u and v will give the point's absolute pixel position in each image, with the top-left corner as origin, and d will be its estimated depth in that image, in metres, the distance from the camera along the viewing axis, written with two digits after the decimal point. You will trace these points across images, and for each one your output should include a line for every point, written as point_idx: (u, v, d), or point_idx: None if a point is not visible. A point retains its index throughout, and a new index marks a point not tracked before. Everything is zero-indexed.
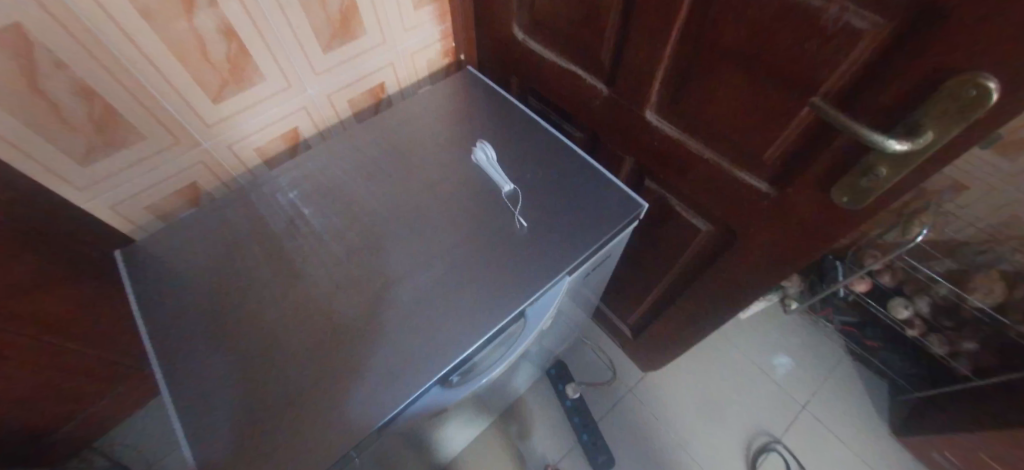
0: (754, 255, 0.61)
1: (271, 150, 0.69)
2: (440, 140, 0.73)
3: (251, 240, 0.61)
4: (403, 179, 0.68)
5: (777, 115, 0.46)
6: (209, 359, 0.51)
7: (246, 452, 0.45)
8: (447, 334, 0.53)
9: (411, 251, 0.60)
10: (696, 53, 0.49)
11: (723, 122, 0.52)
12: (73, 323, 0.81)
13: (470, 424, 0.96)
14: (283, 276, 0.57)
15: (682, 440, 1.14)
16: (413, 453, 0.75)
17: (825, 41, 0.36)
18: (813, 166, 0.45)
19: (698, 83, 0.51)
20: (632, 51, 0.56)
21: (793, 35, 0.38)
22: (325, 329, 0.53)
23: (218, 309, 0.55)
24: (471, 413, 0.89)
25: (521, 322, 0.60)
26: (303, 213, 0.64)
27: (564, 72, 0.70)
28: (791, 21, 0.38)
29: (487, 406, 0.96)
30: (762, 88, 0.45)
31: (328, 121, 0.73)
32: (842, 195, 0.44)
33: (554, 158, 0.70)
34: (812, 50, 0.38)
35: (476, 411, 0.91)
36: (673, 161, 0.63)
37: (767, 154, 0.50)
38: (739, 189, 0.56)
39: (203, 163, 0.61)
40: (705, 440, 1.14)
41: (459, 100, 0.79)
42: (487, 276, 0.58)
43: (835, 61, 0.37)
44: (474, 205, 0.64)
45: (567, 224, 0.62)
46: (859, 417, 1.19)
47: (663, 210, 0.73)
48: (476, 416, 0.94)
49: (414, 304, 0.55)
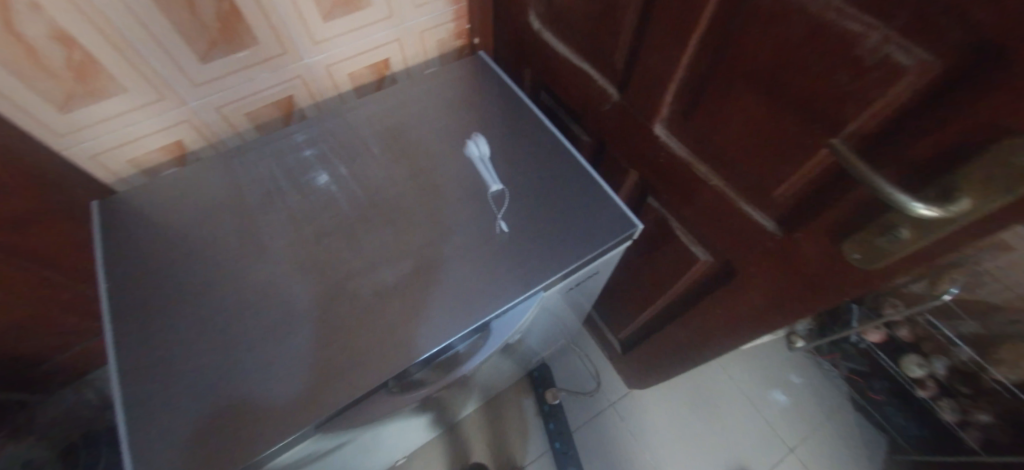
0: (752, 295, 0.55)
1: (262, 116, 0.67)
2: (436, 127, 0.69)
3: (226, 207, 0.59)
4: (391, 163, 0.65)
5: (796, 149, 0.40)
6: (162, 325, 0.49)
7: (180, 430, 0.43)
8: (405, 337, 0.50)
9: (384, 243, 0.57)
10: (714, 66, 0.43)
11: (734, 149, 0.47)
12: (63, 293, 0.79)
13: (441, 417, 0.95)
14: (252, 250, 0.56)
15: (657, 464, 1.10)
16: (378, 445, 0.74)
17: (858, 74, 0.31)
18: (829, 212, 0.40)
19: (712, 101, 0.46)
20: (647, 55, 0.50)
21: (823, 62, 0.33)
22: (282, 312, 0.51)
23: (180, 275, 0.53)
24: (443, 407, 0.87)
25: (484, 334, 0.56)
26: (284, 187, 0.62)
27: (576, 70, 0.64)
28: (822, 45, 0.32)
29: (461, 402, 0.94)
30: (781, 118, 0.40)
31: (325, 93, 0.71)
32: (856, 251, 0.39)
33: (553, 161, 0.66)
34: (841, 82, 0.32)
35: (448, 405, 0.89)
36: (679, 182, 0.57)
37: (780, 191, 0.44)
38: (744, 223, 0.51)
39: (188, 122, 0.60)
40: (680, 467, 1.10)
41: (464, 86, 0.74)
42: (458, 279, 0.54)
43: (866, 99, 0.31)
44: (459, 202, 0.61)
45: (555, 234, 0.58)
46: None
47: (664, 232, 0.68)
48: (448, 410, 0.93)
49: (376, 300, 0.52)
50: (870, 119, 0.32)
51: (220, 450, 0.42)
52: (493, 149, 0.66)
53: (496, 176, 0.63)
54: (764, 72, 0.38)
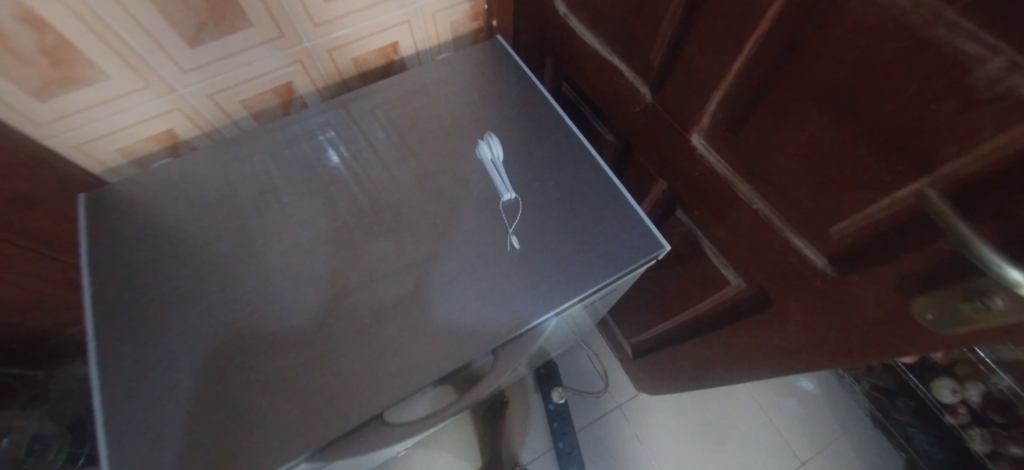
0: (789, 332, 0.50)
1: (260, 104, 0.62)
2: (445, 122, 0.62)
3: (220, 205, 0.56)
4: (395, 161, 0.59)
5: (868, 183, 0.33)
6: (149, 334, 0.47)
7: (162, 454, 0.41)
8: (403, 363, 0.46)
9: (384, 254, 0.52)
10: (774, 75, 0.36)
11: (786, 173, 0.40)
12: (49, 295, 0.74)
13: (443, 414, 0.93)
14: (244, 256, 0.52)
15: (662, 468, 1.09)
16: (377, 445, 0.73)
17: (966, 108, 0.24)
18: (901, 260, 0.34)
19: (765, 117, 0.39)
20: (693, 55, 0.43)
21: (921, 87, 0.26)
22: (272, 328, 0.47)
23: (169, 280, 0.50)
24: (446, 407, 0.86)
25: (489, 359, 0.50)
26: (280, 186, 0.57)
27: (604, 64, 0.57)
28: (921, 67, 0.25)
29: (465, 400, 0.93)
30: (853, 145, 0.33)
31: (327, 79, 0.65)
32: (928, 310, 0.33)
33: (573, 166, 0.59)
34: (943, 115, 0.26)
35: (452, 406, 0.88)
36: (715, 199, 0.51)
37: (840, 226, 0.38)
38: (789, 255, 0.45)
39: (179, 110, 0.56)
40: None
41: (479, 74, 0.67)
42: (463, 299, 0.49)
43: (973, 139, 0.25)
44: (467, 209, 0.55)
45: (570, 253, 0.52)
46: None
47: (692, 249, 0.62)
48: None
49: (373, 319, 0.48)
50: (969, 163, 0.26)
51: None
52: (507, 151, 0.60)
53: (508, 182, 0.56)
54: (840, 89, 0.31)
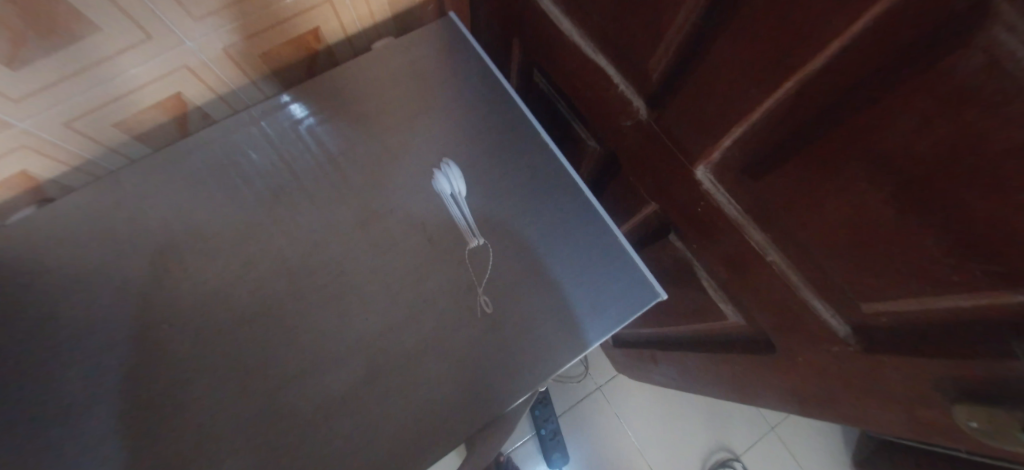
0: (791, 381, 0.45)
1: (144, 123, 0.48)
2: (390, 138, 0.50)
3: (109, 269, 0.44)
4: (327, 198, 0.47)
5: (927, 274, 0.26)
6: (41, 453, 0.38)
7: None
8: (359, 464, 0.39)
9: (324, 325, 0.43)
10: (822, 123, 0.27)
11: (816, 234, 0.32)
12: None
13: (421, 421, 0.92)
14: (148, 339, 0.42)
15: (641, 445, 1.13)
16: None
17: None
18: (952, 361, 0.27)
19: (800, 166, 0.30)
20: (715, 73, 0.33)
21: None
22: (196, 434, 0.39)
23: (56, 381, 0.40)
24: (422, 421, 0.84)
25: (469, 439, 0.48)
26: (182, 241, 0.45)
27: (589, 62, 0.45)
28: None
29: None
30: (914, 230, 0.25)
31: (231, 83, 0.50)
32: (973, 419, 0.27)
33: (549, 192, 0.49)
34: None
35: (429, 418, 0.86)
36: (717, 239, 0.43)
37: (877, 303, 0.31)
38: (803, 314, 0.38)
39: (27, 147, 0.41)
40: (659, 448, 1.13)
41: (428, 68, 0.53)
42: (425, 376, 0.42)
43: None
44: (420, 258, 0.45)
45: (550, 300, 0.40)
46: (835, 447, 1.11)
47: (684, 274, 0.55)
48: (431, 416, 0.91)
49: (319, 411, 0.40)
50: None
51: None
52: (471, 176, 0.49)
53: (468, 215, 0.48)
54: (914, 163, 0.23)
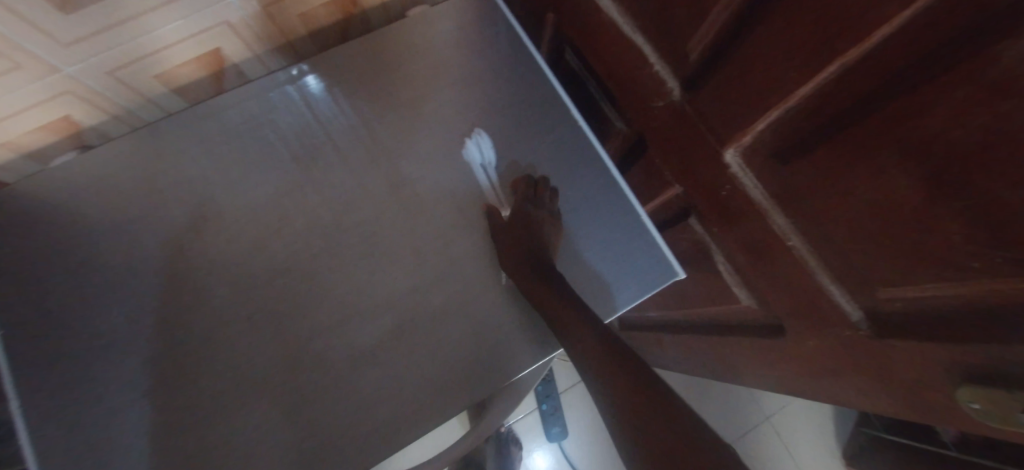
0: (795, 364, 0.47)
1: (183, 78, 0.49)
2: (421, 107, 0.50)
3: (149, 217, 0.46)
4: (359, 163, 0.48)
5: (947, 259, 0.27)
6: (92, 383, 0.41)
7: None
8: (384, 411, 0.41)
9: (353, 285, 0.45)
10: (860, 109, 0.28)
11: (840, 220, 0.33)
12: None
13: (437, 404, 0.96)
14: (185, 287, 0.44)
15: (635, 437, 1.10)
16: None
17: None
18: (958, 347, 0.29)
19: (832, 152, 0.31)
20: (756, 55, 0.34)
21: None
22: (231, 377, 0.42)
23: (102, 320, 0.43)
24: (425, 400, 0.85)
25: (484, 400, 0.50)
26: (218, 196, 0.46)
27: (628, 40, 0.46)
28: None
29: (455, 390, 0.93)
30: (937, 218, 0.26)
31: (267, 42, 0.51)
32: (975, 400, 0.28)
33: (575, 169, 0.51)
34: None
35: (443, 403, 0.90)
36: (739, 224, 0.44)
37: (893, 289, 0.32)
38: (816, 300, 0.40)
39: (74, 94, 0.43)
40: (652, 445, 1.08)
41: (462, 38, 0.53)
42: (448, 337, 0.44)
43: None
44: (447, 226, 0.47)
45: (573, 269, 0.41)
46: (827, 443, 1.14)
47: (701, 258, 0.56)
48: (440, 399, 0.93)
49: (346, 364, 0.42)
50: None
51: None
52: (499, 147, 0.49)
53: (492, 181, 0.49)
54: (949, 152, 0.23)
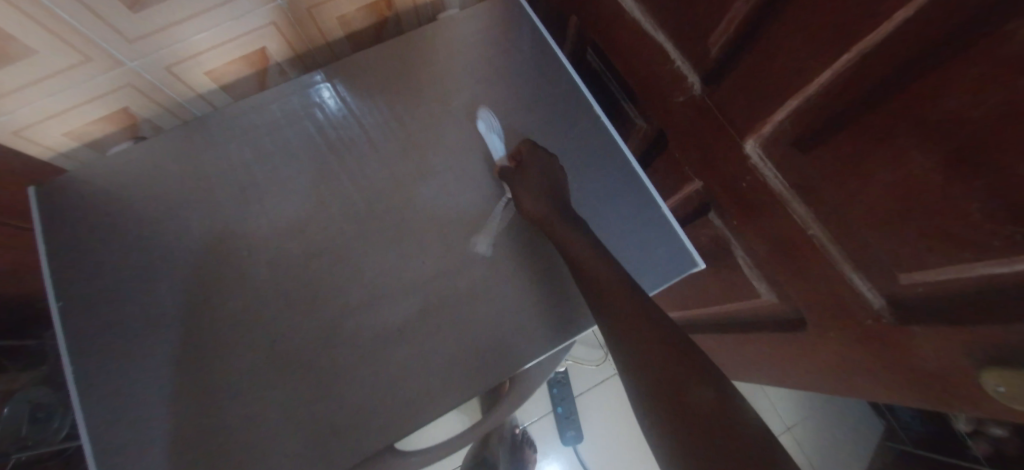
0: (820, 357, 0.47)
1: (230, 74, 0.52)
2: (451, 103, 0.53)
3: (195, 202, 0.49)
4: (391, 154, 0.51)
5: (968, 239, 0.28)
6: (139, 354, 0.44)
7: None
8: (412, 389, 0.43)
9: (384, 268, 0.47)
10: (878, 94, 0.29)
11: (861, 205, 0.34)
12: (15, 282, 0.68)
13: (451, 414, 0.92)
14: (227, 266, 0.47)
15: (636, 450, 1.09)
16: None
17: None
18: (983, 329, 0.29)
19: (850, 138, 0.32)
20: (774, 47, 0.35)
21: None
22: (267, 351, 0.44)
23: (148, 295, 0.46)
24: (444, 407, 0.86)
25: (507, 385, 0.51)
26: (259, 183, 0.49)
27: (649, 39, 0.48)
28: None
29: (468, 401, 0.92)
30: (958, 198, 0.27)
31: (308, 42, 0.54)
32: (1001, 383, 0.29)
33: (595, 162, 0.53)
34: None
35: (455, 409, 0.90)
36: (758, 215, 0.45)
37: (916, 274, 0.33)
38: (838, 288, 0.40)
39: (133, 86, 0.46)
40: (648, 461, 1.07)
41: (490, 38, 0.55)
42: (475, 320, 0.45)
43: None
44: (474, 214, 0.49)
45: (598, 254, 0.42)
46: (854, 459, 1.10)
47: (720, 253, 0.57)
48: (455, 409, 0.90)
49: (376, 343, 0.44)
50: None
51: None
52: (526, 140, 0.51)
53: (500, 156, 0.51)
54: (967, 130, 0.24)
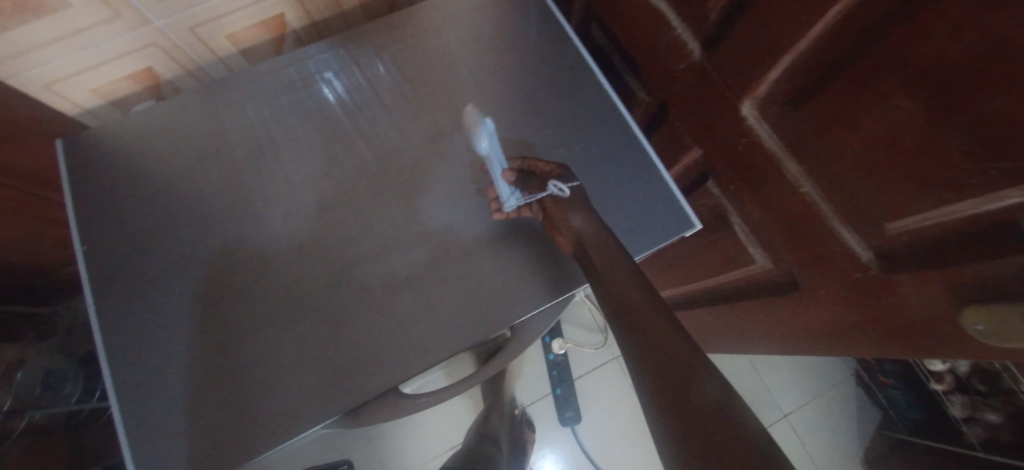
0: (812, 317, 0.48)
1: (248, 38, 0.55)
2: (459, 69, 0.55)
3: (213, 159, 0.51)
4: (402, 116, 0.53)
5: (946, 182, 0.29)
6: (157, 300, 0.45)
7: (173, 423, 0.41)
8: (417, 335, 0.45)
9: (394, 222, 0.49)
10: (862, 46, 0.31)
11: (849, 158, 0.36)
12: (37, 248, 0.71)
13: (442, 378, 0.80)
14: (241, 218, 0.49)
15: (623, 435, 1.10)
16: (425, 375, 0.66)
17: None
18: (963, 269, 0.30)
19: (840, 90, 0.34)
20: (769, 8, 0.37)
21: None
22: (279, 297, 0.46)
23: (167, 245, 0.48)
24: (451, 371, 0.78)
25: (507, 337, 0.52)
26: (276, 141, 0.52)
27: (652, 11, 0.50)
28: None
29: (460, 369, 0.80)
30: (936, 141, 0.28)
31: (324, 11, 0.57)
32: (980, 322, 0.30)
33: (597, 129, 0.55)
34: None
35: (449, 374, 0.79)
36: (754, 177, 0.47)
37: (900, 223, 0.34)
38: (829, 246, 0.42)
39: (157, 46, 0.49)
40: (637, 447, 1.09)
41: (498, 9, 0.58)
42: (479, 273, 0.47)
43: None
44: (479, 174, 0.51)
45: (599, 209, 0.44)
46: (851, 446, 1.10)
47: (717, 221, 0.58)
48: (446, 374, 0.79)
49: (384, 292, 0.46)
50: None
51: (217, 451, 0.40)
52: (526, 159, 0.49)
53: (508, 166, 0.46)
54: (945, 69, 0.26)
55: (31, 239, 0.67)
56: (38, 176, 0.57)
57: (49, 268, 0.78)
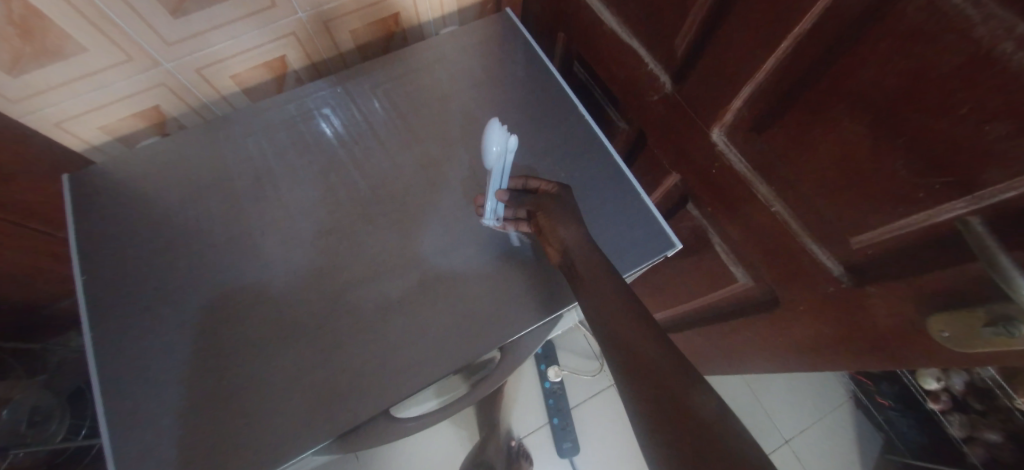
0: (797, 332, 0.49)
1: (251, 78, 0.59)
2: (449, 104, 0.59)
3: (213, 189, 0.53)
4: (394, 148, 0.56)
5: (897, 196, 0.31)
6: (147, 328, 0.45)
7: (157, 454, 0.40)
8: (408, 357, 0.45)
9: (386, 247, 0.50)
10: (809, 78, 0.35)
11: (810, 177, 0.38)
12: (31, 283, 0.71)
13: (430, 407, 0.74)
14: (237, 246, 0.50)
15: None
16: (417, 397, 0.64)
17: (999, 122, 0.22)
18: (924, 278, 0.32)
19: (796, 116, 0.37)
20: (727, 46, 0.41)
21: (963, 100, 0.24)
22: (271, 323, 0.46)
23: (162, 273, 0.48)
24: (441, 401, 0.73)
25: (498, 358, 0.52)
26: (274, 171, 0.54)
27: (626, 50, 0.55)
28: (965, 84, 0.23)
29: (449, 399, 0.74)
30: (884, 159, 0.31)
31: (324, 53, 0.61)
32: (945, 328, 0.32)
33: (581, 156, 0.58)
34: (983, 133, 0.23)
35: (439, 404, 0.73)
36: (729, 198, 0.49)
37: (863, 237, 0.36)
38: (803, 261, 0.43)
39: (165, 85, 0.52)
40: None
41: (485, 50, 0.62)
42: (470, 294, 0.48)
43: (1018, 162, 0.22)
44: (468, 200, 0.53)
45: (583, 230, 0.46)
46: None
47: (699, 242, 0.60)
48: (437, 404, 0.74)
49: (375, 316, 0.47)
50: (1011, 190, 0.24)
51: None
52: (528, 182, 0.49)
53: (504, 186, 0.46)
54: (883, 96, 0.29)
55: (26, 272, 0.67)
56: (41, 210, 0.59)
57: (42, 304, 0.78)
